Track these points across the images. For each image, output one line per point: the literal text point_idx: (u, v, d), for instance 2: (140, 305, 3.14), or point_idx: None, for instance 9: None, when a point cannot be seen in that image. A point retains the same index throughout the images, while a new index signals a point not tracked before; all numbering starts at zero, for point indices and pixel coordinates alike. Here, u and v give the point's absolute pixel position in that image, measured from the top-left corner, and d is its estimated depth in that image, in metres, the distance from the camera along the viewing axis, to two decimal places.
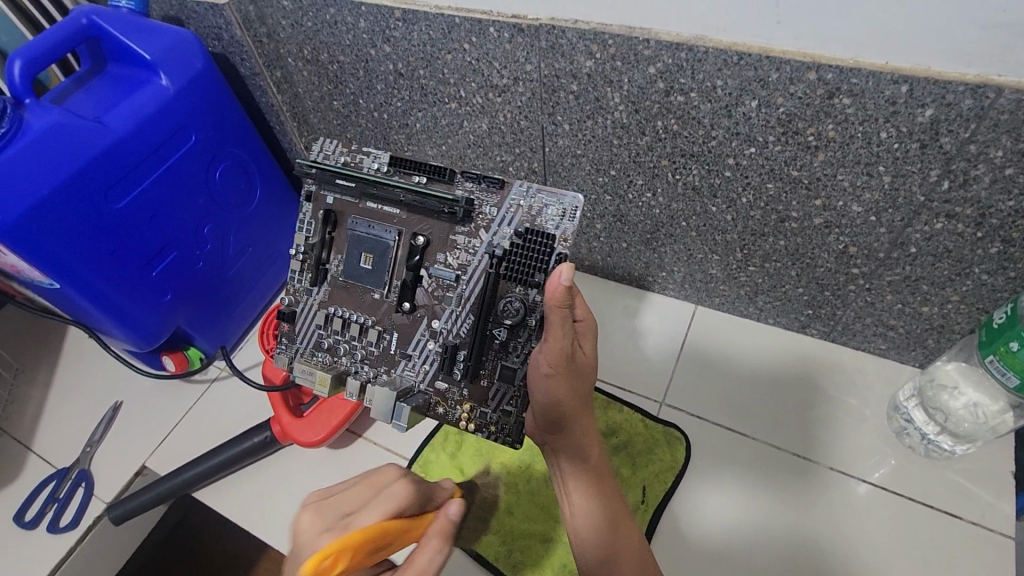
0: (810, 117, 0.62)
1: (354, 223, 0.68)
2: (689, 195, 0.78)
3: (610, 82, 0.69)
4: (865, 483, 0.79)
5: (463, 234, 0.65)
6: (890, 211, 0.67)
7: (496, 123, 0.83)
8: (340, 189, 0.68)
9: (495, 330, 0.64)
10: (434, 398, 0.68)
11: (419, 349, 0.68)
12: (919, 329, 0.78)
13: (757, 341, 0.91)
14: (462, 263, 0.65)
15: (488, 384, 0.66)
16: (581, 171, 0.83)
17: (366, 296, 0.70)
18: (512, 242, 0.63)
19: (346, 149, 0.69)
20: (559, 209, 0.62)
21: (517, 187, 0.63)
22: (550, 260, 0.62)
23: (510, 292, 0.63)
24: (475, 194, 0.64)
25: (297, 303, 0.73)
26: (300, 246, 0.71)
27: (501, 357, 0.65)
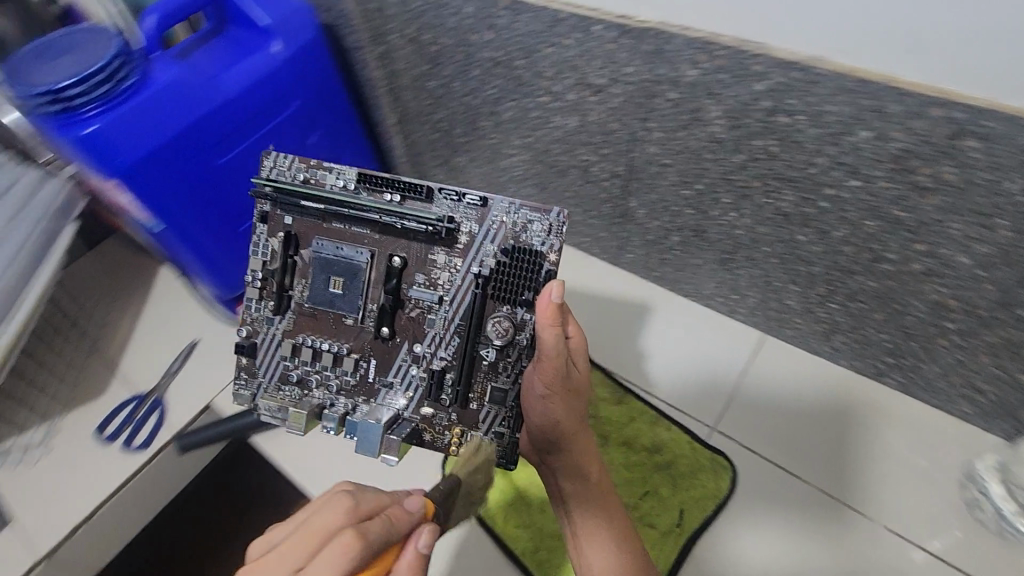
0: (928, 157, 0.58)
1: (320, 245, 0.66)
2: (778, 220, 0.75)
3: (711, 94, 0.67)
4: (922, 551, 0.74)
5: (443, 253, 0.64)
6: (1002, 269, 0.62)
7: (586, 122, 0.82)
8: (306, 211, 0.66)
9: (484, 350, 0.64)
10: (420, 425, 0.66)
11: (399, 376, 0.66)
12: (1012, 397, 0.72)
13: (823, 381, 0.86)
14: (442, 284, 0.65)
15: (478, 406, 0.65)
16: (665, 181, 0.81)
17: (337, 322, 0.67)
18: (496, 259, 0.63)
19: (305, 165, 0.67)
20: (543, 225, 0.62)
21: (499, 203, 0.63)
22: (539, 276, 0.62)
23: (497, 311, 0.63)
24: (455, 212, 0.63)
25: (257, 334, 0.70)
26: (259, 273, 0.68)
27: (489, 377, 0.65)
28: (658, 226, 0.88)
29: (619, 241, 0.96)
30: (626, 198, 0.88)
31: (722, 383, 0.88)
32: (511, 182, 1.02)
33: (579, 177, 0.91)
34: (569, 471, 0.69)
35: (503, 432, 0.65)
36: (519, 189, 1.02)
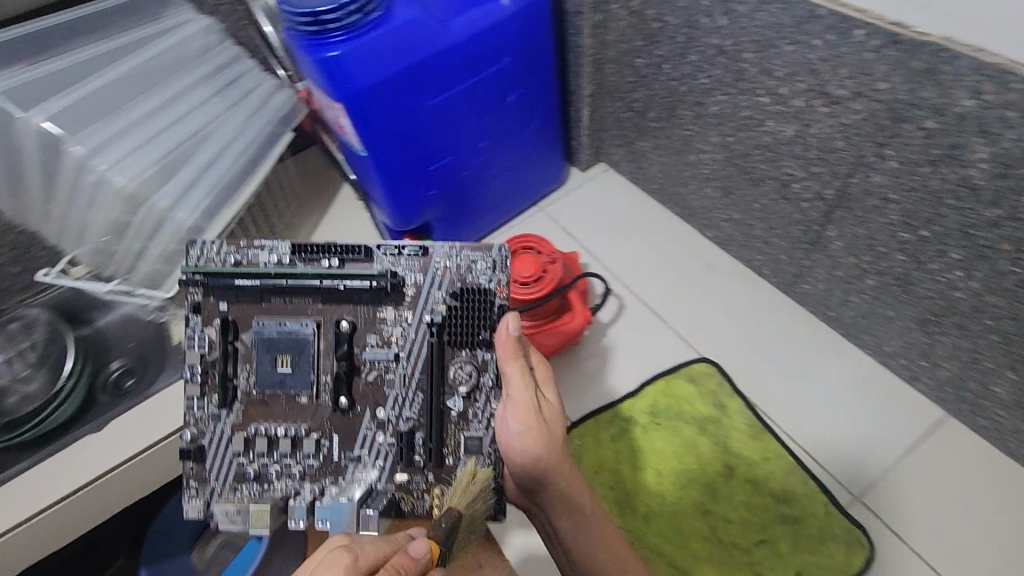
0: None
1: (262, 324, 0.58)
2: (1019, 294, 0.63)
3: (984, 132, 0.57)
4: None
5: (392, 310, 0.59)
6: None
7: (804, 134, 0.74)
8: (240, 291, 0.58)
9: (450, 401, 0.58)
10: (396, 495, 0.58)
11: (369, 452, 0.58)
12: None
13: (1009, 488, 0.74)
14: (398, 341, 0.59)
15: (453, 461, 0.58)
16: (881, 218, 0.71)
17: (290, 404, 0.59)
18: (448, 304, 0.58)
19: (235, 245, 0.59)
20: (487, 263, 0.59)
21: (438, 248, 0.59)
22: (493, 312, 0.58)
23: (456, 357, 0.58)
24: (396, 265, 0.58)
25: (202, 434, 0.59)
26: (197, 364, 0.58)
27: (461, 427, 0.58)
28: (853, 264, 0.78)
29: (799, 268, 0.87)
30: (824, 226, 0.79)
31: (880, 451, 0.78)
32: (692, 178, 0.97)
33: (775, 192, 0.83)
34: (567, 524, 0.63)
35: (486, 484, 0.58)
36: (699, 187, 0.97)
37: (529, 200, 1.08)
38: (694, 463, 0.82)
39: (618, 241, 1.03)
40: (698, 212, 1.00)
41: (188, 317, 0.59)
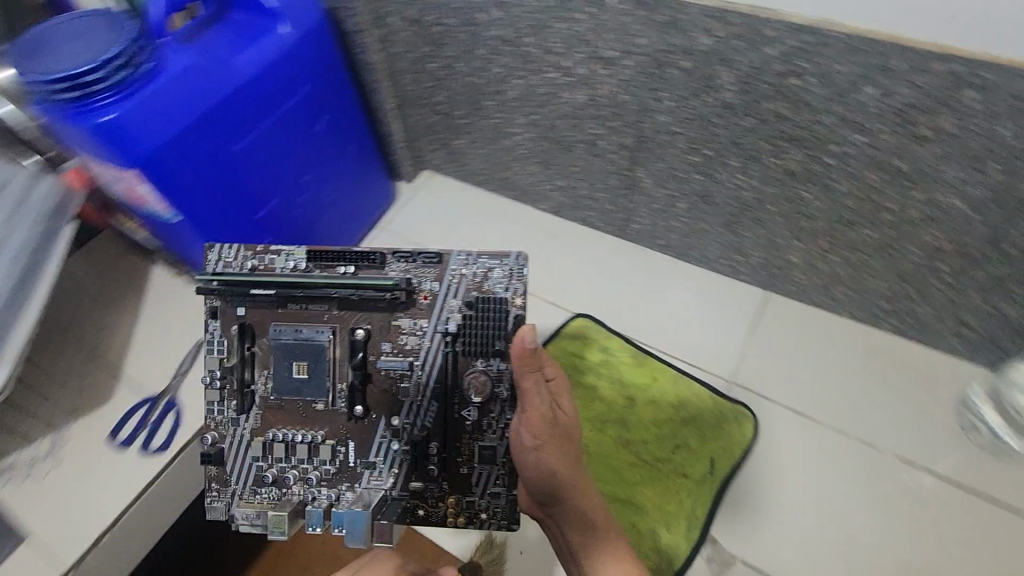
0: (929, 109, 0.63)
1: (279, 329, 0.59)
2: (784, 179, 0.79)
3: (724, 61, 0.71)
4: (931, 475, 0.80)
5: (406, 318, 0.60)
6: (993, 209, 0.68)
7: (595, 96, 0.84)
8: (258, 298, 0.59)
9: (465, 411, 0.60)
10: (410, 502, 0.60)
11: (383, 457, 0.60)
12: (997, 328, 0.79)
13: (828, 329, 0.92)
14: (411, 347, 0.60)
15: (469, 470, 0.60)
16: (674, 149, 0.84)
17: (307, 410, 0.60)
18: (462, 313, 0.59)
19: (254, 251, 0.62)
20: (504, 270, 0.60)
21: (456, 256, 0.60)
22: (509, 324, 0.59)
23: (472, 366, 0.59)
24: (411, 272, 0.61)
25: (220, 439, 0.60)
26: (216, 371, 0.60)
27: (475, 437, 0.60)
28: (665, 193, 0.91)
29: (626, 211, 0.99)
30: (634, 168, 0.91)
31: (733, 339, 0.93)
32: (514, 160, 1.04)
33: (586, 152, 0.93)
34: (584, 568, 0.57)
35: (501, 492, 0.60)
36: (522, 167, 1.04)
37: (368, 221, 1.07)
38: (601, 404, 0.88)
39: (467, 236, 1.07)
40: (528, 189, 1.08)
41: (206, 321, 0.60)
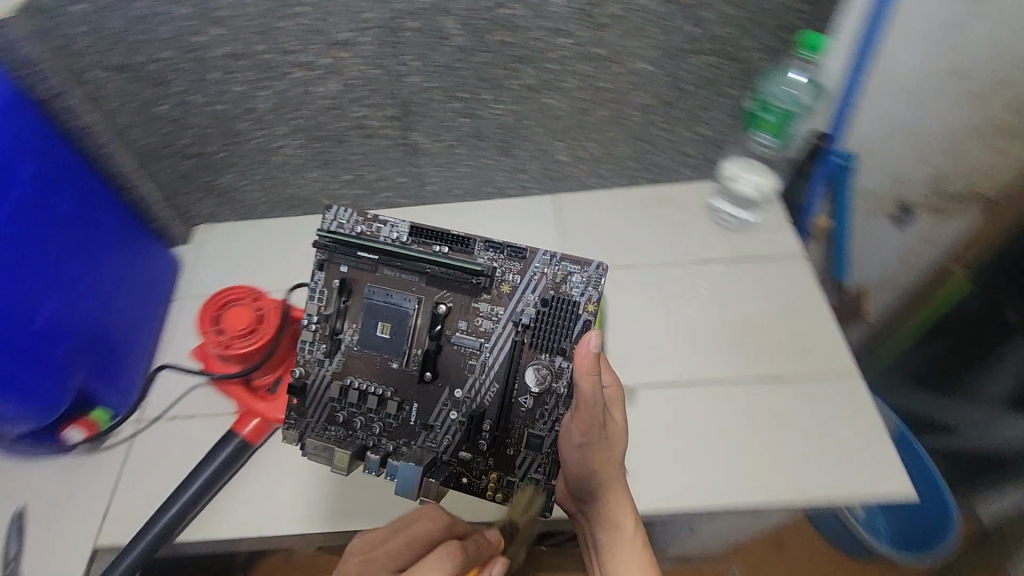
0: (600, 2, 0.82)
1: (372, 292, 0.70)
2: (528, 94, 0.94)
3: (443, 11, 0.81)
4: (718, 264, 1.04)
5: (486, 302, 0.69)
6: (667, 62, 0.90)
7: (347, 80, 0.89)
8: (360, 258, 0.70)
9: (522, 397, 0.69)
10: (458, 468, 0.70)
11: (440, 421, 0.70)
12: (708, 149, 1.05)
13: (607, 200, 1.13)
14: (485, 331, 0.69)
15: (514, 452, 0.70)
16: (435, 103, 0.94)
17: (384, 367, 0.71)
18: (537, 308, 0.68)
19: (363, 218, 0.70)
20: (583, 276, 0.68)
21: (540, 256, 0.69)
22: (576, 327, 0.68)
23: (536, 359, 0.69)
24: (498, 262, 0.69)
25: (302, 376, 0.73)
26: (314, 316, 0.71)
27: (527, 425, 0.69)
28: (444, 145, 1.02)
29: (418, 175, 1.07)
30: (409, 133, 0.99)
31: (551, 239, 1.08)
32: (294, 173, 1.04)
33: (360, 136, 0.98)
34: (603, 523, 0.72)
35: (541, 479, 0.70)
36: (304, 176, 1.05)
37: (161, 295, 0.99)
38: None
39: (285, 263, 1.07)
40: (320, 194, 1.09)
41: (313, 272, 0.71)
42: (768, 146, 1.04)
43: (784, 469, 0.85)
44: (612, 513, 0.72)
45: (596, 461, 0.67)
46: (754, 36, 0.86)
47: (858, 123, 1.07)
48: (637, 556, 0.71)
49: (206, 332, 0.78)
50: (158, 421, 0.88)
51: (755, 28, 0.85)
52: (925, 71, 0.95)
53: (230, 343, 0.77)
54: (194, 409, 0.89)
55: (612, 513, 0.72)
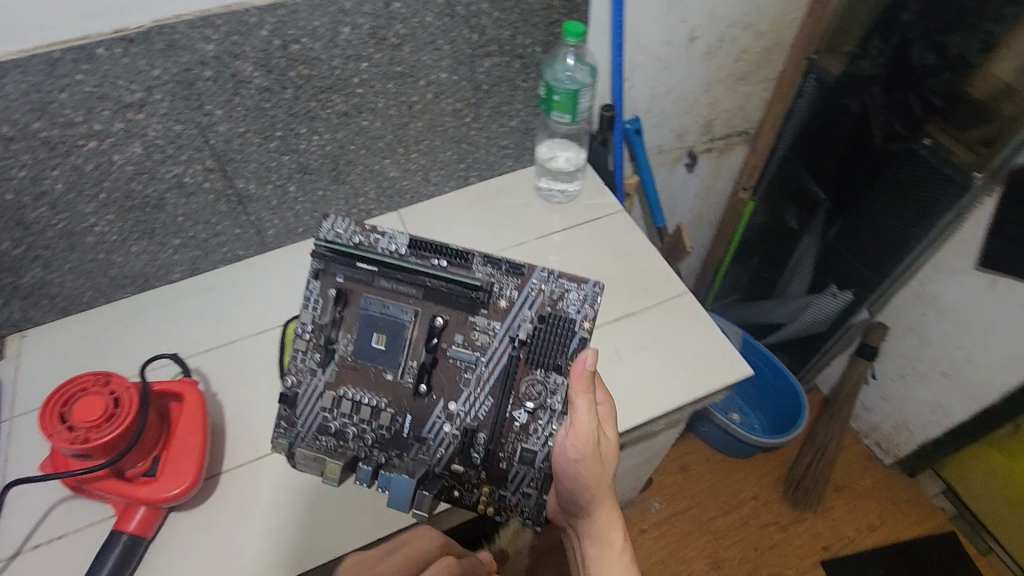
0: (386, 24, 0.89)
1: (369, 303, 0.79)
2: (344, 121, 0.98)
3: (235, 56, 0.83)
4: (557, 233, 1.15)
5: (482, 317, 0.78)
6: (462, 68, 1.00)
7: (150, 141, 0.86)
8: (359, 270, 0.78)
9: (516, 413, 0.79)
10: (450, 479, 0.80)
11: (434, 433, 0.79)
12: (521, 138, 1.18)
13: (447, 203, 1.20)
14: (479, 344, 0.79)
15: (507, 464, 0.79)
16: (252, 147, 0.95)
17: (379, 377, 0.80)
18: (534, 322, 0.78)
19: (360, 229, 0.80)
20: (578, 294, 0.78)
21: (538, 274, 0.78)
22: (572, 344, 0.78)
23: (531, 373, 0.78)
24: (495, 276, 0.78)
25: (297, 386, 0.82)
26: (309, 324, 0.80)
27: (519, 438, 0.79)
28: (272, 187, 1.02)
29: (255, 224, 1.06)
30: (232, 183, 0.98)
31: None
32: (115, 251, 0.97)
33: (179, 196, 0.95)
34: (594, 537, 0.80)
35: (531, 493, 0.80)
36: (127, 251, 0.98)
37: None
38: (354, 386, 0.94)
39: (123, 346, 0.98)
40: (150, 267, 1.03)
41: (310, 280, 0.80)
42: (566, 123, 1.08)
43: (659, 386, 0.97)
44: (602, 528, 0.79)
45: (591, 477, 0.75)
46: (529, 33, 1.01)
47: (632, 91, 1.25)
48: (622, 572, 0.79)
49: (55, 434, 0.70)
50: (16, 556, 0.78)
51: (527, 26, 1.00)
52: (664, 43, 1.18)
53: (88, 436, 0.70)
54: (63, 528, 0.80)
55: (602, 530, 0.80)
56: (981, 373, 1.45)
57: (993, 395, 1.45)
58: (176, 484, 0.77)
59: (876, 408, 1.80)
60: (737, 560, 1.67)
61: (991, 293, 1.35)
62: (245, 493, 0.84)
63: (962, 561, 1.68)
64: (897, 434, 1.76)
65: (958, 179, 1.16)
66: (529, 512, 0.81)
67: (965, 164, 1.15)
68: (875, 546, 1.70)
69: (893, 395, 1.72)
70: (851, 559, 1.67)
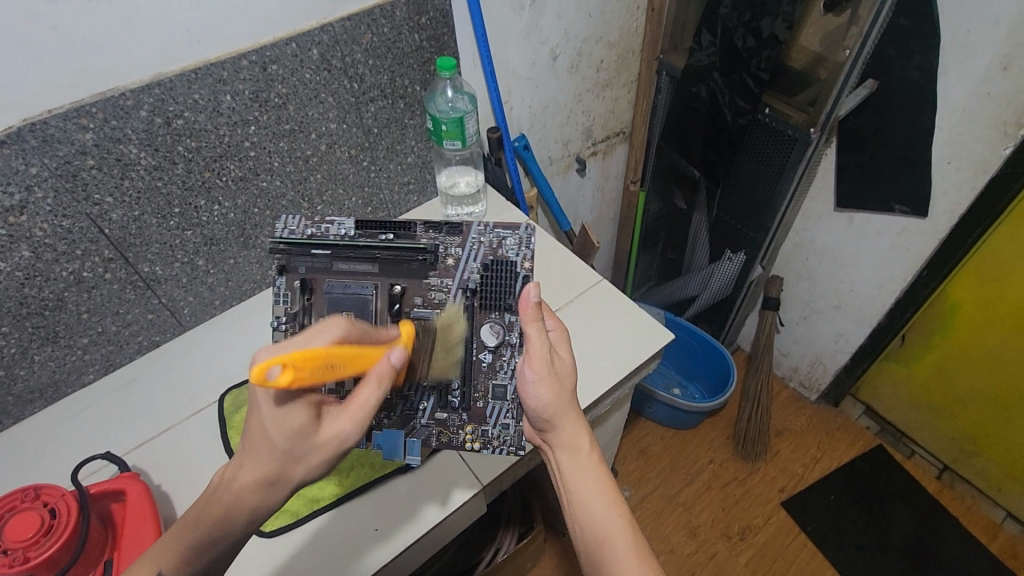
0: (265, 86, 0.92)
1: (332, 286, 0.79)
2: (242, 186, 0.99)
3: (117, 140, 0.83)
4: None
5: (436, 276, 0.82)
6: (349, 115, 1.05)
7: (38, 241, 0.83)
8: (313, 257, 0.79)
9: (482, 354, 0.82)
10: (436, 428, 0.82)
11: (415, 389, 0.81)
12: (420, 172, 1.24)
13: None
14: (440, 301, 0.81)
15: (483, 403, 0.82)
16: (151, 229, 0.93)
17: None
18: (481, 273, 0.82)
19: (311, 223, 0.82)
20: (514, 239, 0.83)
21: (476, 229, 0.83)
22: (520, 282, 0.82)
23: (489, 318, 0.82)
24: (439, 239, 0.82)
25: None
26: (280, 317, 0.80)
27: (490, 375, 0.82)
28: (180, 265, 1.00)
29: (168, 305, 1.03)
30: (136, 268, 0.96)
31: None
32: (15, 364, 0.92)
33: (80, 292, 0.92)
34: (563, 447, 0.76)
35: (509, 422, 0.82)
36: (30, 362, 0.93)
37: None
38: None
39: (44, 466, 0.92)
40: (59, 375, 0.98)
41: (276, 277, 0.80)
42: (459, 149, 1.15)
43: (599, 369, 1.04)
44: (573, 447, 0.76)
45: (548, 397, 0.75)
46: (406, 74, 1.08)
47: (513, 112, 1.35)
48: (593, 478, 0.75)
49: None
50: None
51: (403, 68, 1.07)
52: (530, 65, 1.29)
53: (27, 555, 0.67)
54: None
55: (569, 438, 0.76)
56: (864, 297, 1.66)
57: (878, 314, 1.65)
58: None
59: (792, 352, 1.98)
60: (709, 523, 1.75)
61: (852, 228, 1.55)
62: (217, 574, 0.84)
63: (896, 469, 1.86)
64: (815, 370, 1.94)
65: (798, 137, 1.35)
66: (512, 440, 0.82)
67: (802, 123, 1.34)
68: (822, 475, 1.85)
69: (802, 336, 1.91)
70: (805, 493, 1.81)
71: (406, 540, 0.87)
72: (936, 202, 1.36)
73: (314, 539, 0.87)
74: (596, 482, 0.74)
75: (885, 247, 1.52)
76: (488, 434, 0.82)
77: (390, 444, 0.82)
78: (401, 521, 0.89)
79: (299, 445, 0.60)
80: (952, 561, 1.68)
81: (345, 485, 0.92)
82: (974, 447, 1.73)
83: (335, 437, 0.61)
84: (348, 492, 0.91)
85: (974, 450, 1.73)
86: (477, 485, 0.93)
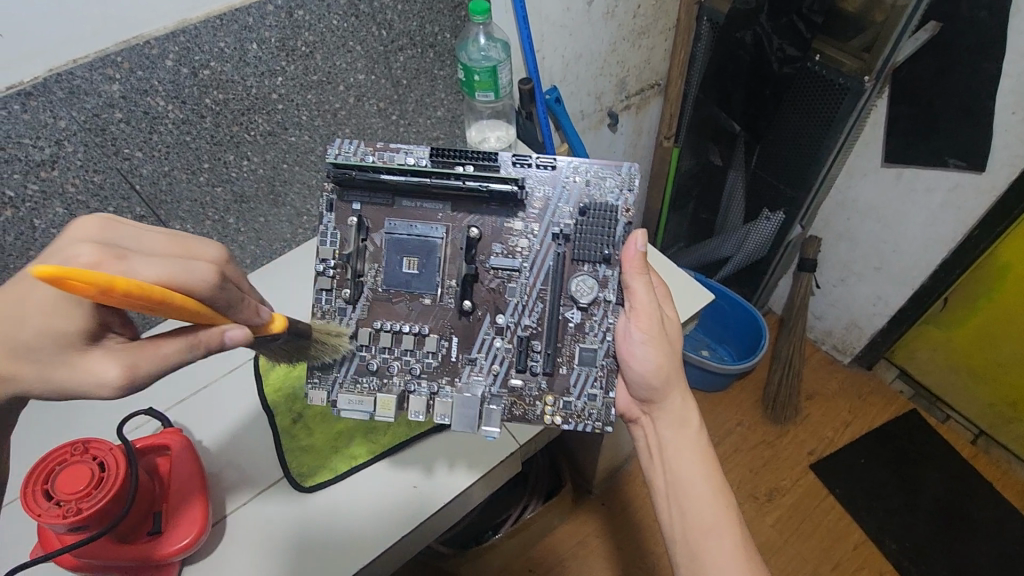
0: (292, 34, 0.88)
1: (395, 226, 0.79)
2: (271, 141, 0.96)
3: (145, 91, 0.80)
4: None
5: (519, 220, 0.79)
6: (377, 66, 1.00)
7: (71, 198, 0.82)
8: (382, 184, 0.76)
9: (570, 313, 0.80)
10: (511, 398, 0.80)
11: (485, 351, 0.80)
12: (449, 126, 1.19)
13: None
14: (522, 251, 0.79)
15: (568, 371, 0.80)
16: (181, 185, 0.92)
17: (418, 302, 0.81)
18: (575, 218, 0.78)
19: (372, 149, 0.78)
20: (616, 180, 0.79)
21: (569, 168, 0.79)
22: (621, 233, 0.78)
23: (580, 270, 0.79)
24: (529, 174, 0.79)
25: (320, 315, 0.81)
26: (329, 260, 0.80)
27: (576, 338, 0.80)
28: (211, 223, 0.99)
29: None
30: (168, 226, 0.95)
31: None
32: None
33: None
34: (666, 417, 0.81)
35: (596, 394, 0.79)
36: None
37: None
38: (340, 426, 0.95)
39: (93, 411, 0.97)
40: None
41: (325, 212, 0.79)
42: (492, 101, 1.14)
43: None
44: (677, 415, 0.81)
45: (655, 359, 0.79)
46: (436, 20, 1.03)
47: (545, 62, 1.29)
48: (695, 451, 0.79)
49: (42, 512, 0.70)
50: None
51: (433, 14, 1.01)
52: (564, 11, 1.22)
53: (80, 507, 0.71)
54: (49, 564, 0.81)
55: (672, 410, 0.81)
56: (908, 259, 1.59)
57: (922, 276, 1.59)
58: (186, 532, 0.79)
59: (827, 314, 1.93)
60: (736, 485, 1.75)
61: (900, 184, 1.48)
62: (257, 529, 0.85)
63: (929, 433, 1.83)
64: (850, 334, 1.89)
65: (851, 87, 1.26)
66: (598, 413, 0.79)
67: (854, 71, 1.25)
68: (853, 440, 1.82)
69: (838, 298, 1.85)
70: (834, 456, 1.79)
71: (445, 499, 0.88)
72: (996, 155, 1.28)
73: (353, 495, 0.89)
74: (697, 456, 0.78)
75: (935, 205, 1.44)
76: (571, 408, 0.79)
77: (467, 413, 0.78)
78: (439, 480, 0.90)
79: (42, 352, 0.53)
80: (984, 525, 1.66)
81: (384, 442, 0.93)
82: (1013, 413, 1.68)
83: (90, 373, 0.54)
84: (384, 450, 0.92)
85: (1015, 416, 1.68)
86: (513, 445, 0.94)
